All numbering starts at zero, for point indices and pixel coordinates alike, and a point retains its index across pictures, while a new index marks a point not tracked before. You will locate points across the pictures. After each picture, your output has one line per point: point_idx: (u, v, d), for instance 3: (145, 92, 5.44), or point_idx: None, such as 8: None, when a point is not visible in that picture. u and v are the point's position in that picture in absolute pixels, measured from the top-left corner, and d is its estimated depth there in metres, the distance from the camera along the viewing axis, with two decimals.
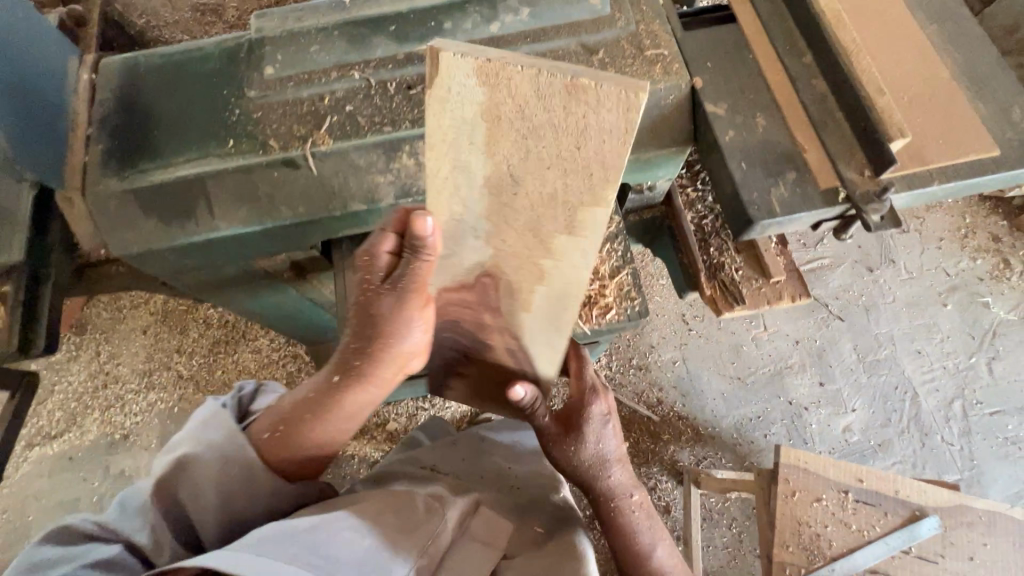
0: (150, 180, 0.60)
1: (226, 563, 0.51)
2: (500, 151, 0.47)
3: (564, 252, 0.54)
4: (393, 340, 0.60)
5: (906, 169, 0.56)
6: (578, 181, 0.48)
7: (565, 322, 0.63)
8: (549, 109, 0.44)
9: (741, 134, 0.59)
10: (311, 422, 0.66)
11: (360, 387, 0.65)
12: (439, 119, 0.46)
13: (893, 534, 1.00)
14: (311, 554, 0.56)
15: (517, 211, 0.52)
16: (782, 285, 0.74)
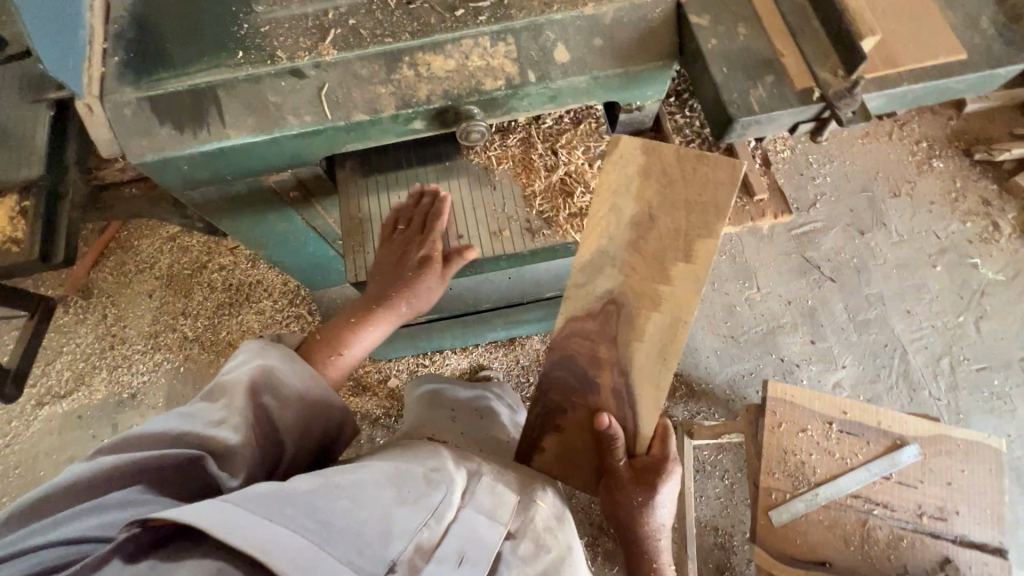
0: (164, 88, 0.63)
1: (204, 522, 0.44)
2: (645, 197, 0.62)
3: (680, 281, 0.63)
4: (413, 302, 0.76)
5: (877, 71, 0.59)
6: (696, 219, 0.61)
7: (673, 354, 0.66)
8: (681, 170, 0.60)
9: (724, 43, 0.62)
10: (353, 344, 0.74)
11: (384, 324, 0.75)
12: (608, 174, 0.62)
13: (874, 462, 1.05)
14: (305, 517, 0.49)
15: (649, 243, 0.63)
16: (765, 204, 0.77)
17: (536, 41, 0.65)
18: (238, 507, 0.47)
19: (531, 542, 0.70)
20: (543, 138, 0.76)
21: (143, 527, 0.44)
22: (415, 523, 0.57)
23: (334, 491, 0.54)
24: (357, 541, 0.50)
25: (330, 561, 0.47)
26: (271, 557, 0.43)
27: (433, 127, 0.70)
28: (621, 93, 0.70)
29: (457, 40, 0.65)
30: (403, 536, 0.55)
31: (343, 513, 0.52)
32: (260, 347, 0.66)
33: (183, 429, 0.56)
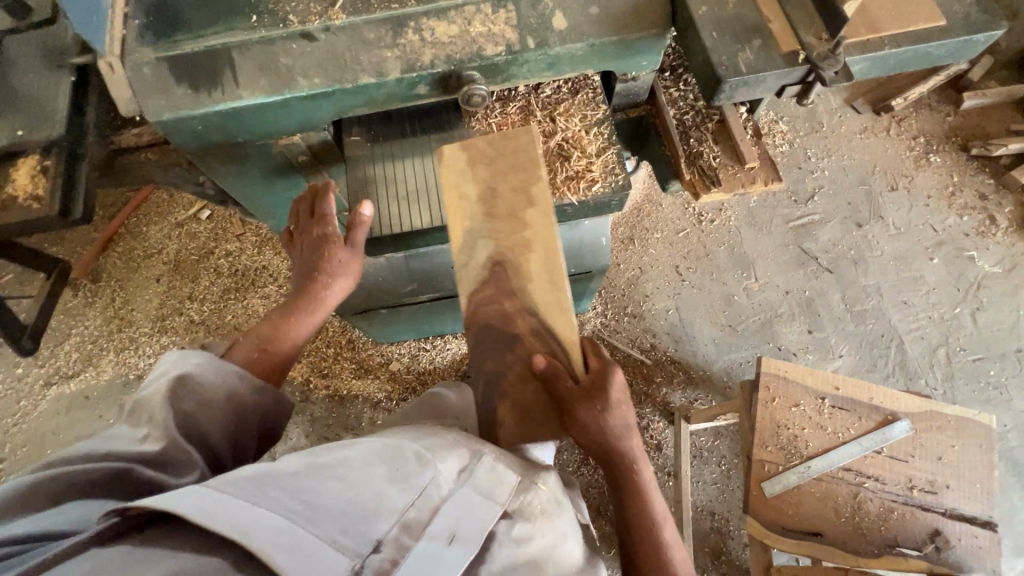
0: (182, 49, 0.67)
1: (191, 508, 0.43)
2: (478, 174, 0.74)
3: (536, 223, 0.73)
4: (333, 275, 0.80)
5: (859, 36, 0.62)
6: (515, 175, 0.73)
7: (561, 276, 0.73)
8: (490, 143, 0.73)
9: (714, 9, 0.65)
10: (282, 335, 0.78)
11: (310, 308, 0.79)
12: (447, 166, 0.74)
13: (866, 436, 1.07)
14: (287, 498, 0.47)
15: (498, 209, 0.74)
16: (756, 171, 0.81)
17: (536, 9, 0.69)
18: (214, 490, 0.45)
19: (528, 525, 0.60)
20: (541, 106, 0.78)
21: (121, 516, 0.43)
22: (403, 503, 0.53)
23: (320, 471, 0.51)
24: (342, 520, 0.48)
25: (312, 540, 0.45)
26: (250, 539, 0.42)
27: (436, 93, 0.73)
28: (618, 61, 0.73)
29: (459, 7, 0.69)
30: (389, 516, 0.51)
31: (328, 493, 0.49)
32: (181, 355, 0.66)
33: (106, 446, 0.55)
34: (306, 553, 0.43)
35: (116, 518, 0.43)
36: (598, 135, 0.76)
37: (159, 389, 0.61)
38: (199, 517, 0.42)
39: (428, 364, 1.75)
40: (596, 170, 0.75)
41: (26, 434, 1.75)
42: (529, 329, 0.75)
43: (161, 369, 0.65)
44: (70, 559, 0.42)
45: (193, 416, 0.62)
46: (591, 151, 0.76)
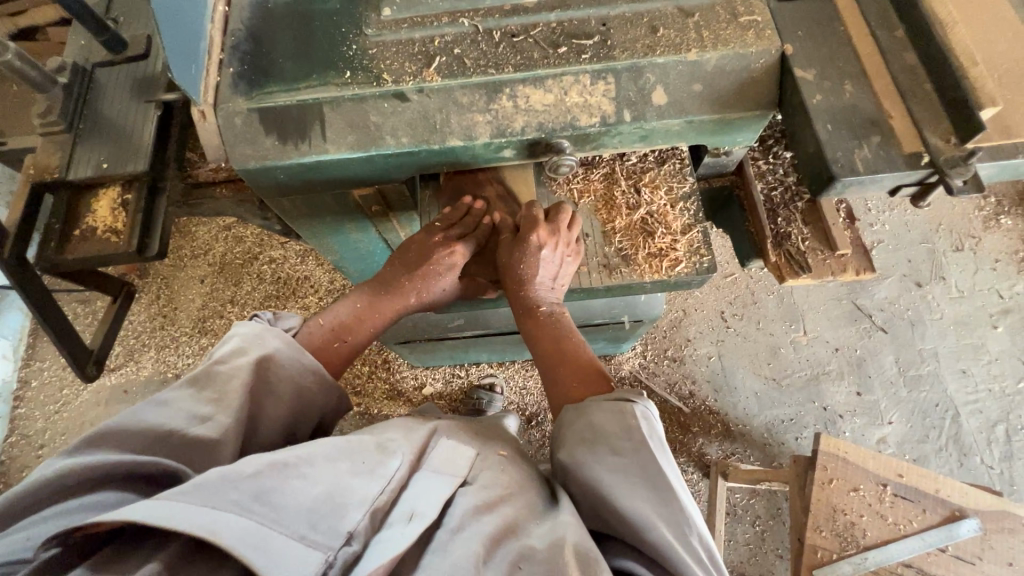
0: (276, 101, 0.66)
1: (154, 517, 0.43)
2: None
3: None
4: (424, 287, 0.79)
5: (992, 141, 0.57)
6: None
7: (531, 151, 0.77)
8: None
9: (829, 98, 0.62)
10: (356, 326, 0.81)
11: (396, 300, 0.82)
12: None
13: (930, 532, 1.00)
14: (253, 502, 0.48)
15: None
16: (847, 260, 0.77)
17: (636, 82, 0.65)
18: (170, 499, 0.45)
19: (490, 484, 0.61)
20: (626, 174, 0.76)
21: (65, 546, 0.44)
22: (370, 492, 0.54)
23: (282, 472, 0.51)
24: (310, 515, 0.49)
25: (281, 540, 0.46)
26: (216, 535, 0.44)
27: (522, 156, 0.71)
28: (712, 137, 0.70)
29: (558, 76, 0.65)
30: (360, 506, 0.53)
31: (295, 493, 0.50)
32: (259, 331, 0.67)
33: (169, 428, 0.55)
34: (276, 550, 0.45)
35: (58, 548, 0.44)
36: (683, 211, 0.74)
37: (242, 370, 0.62)
38: (158, 523, 0.43)
39: (461, 391, 1.74)
40: (680, 250, 0.73)
41: (66, 422, 1.77)
42: (497, 195, 0.77)
43: (241, 342, 0.65)
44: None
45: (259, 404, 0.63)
46: (676, 229, 0.73)
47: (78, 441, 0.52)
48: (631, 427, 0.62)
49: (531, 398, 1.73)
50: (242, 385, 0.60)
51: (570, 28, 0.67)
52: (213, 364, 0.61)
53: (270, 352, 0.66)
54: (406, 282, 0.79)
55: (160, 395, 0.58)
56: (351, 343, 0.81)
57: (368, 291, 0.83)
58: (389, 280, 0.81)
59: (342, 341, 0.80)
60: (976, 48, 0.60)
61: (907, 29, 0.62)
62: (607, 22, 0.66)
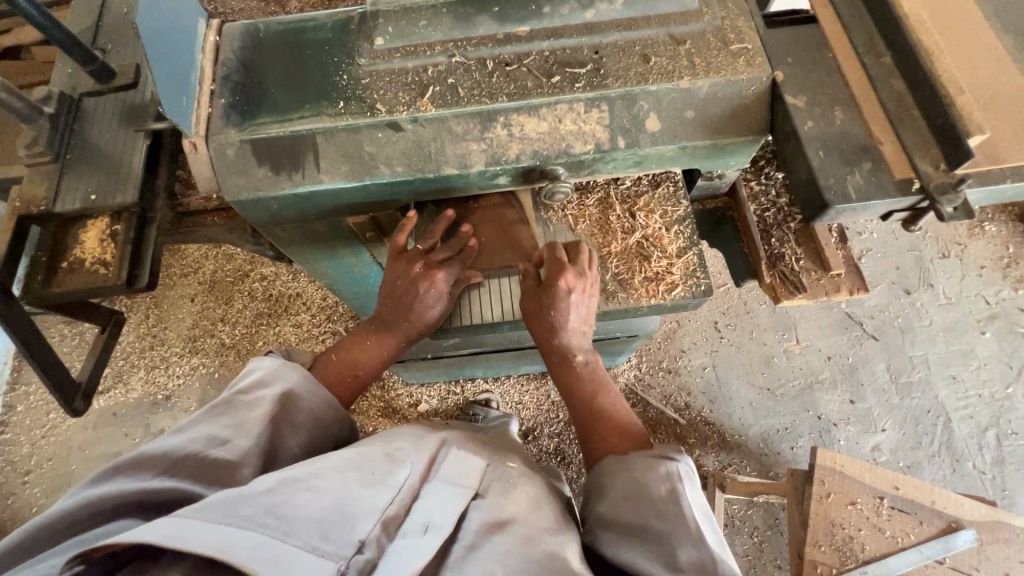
0: (269, 133, 0.65)
1: (165, 538, 0.42)
2: None
3: None
4: (421, 315, 0.74)
5: (981, 166, 0.58)
6: None
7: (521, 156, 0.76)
8: None
9: (820, 125, 0.63)
10: (362, 357, 0.78)
11: (400, 333, 0.77)
12: None
13: (927, 544, 1.01)
14: (265, 515, 0.47)
15: None
16: (841, 279, 0.78)
17: (629, 109, 0.66)
18: (181, 519, 0.44)
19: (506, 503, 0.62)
20: (620, 199, 0.76)
21: (86, 565, 0.43)
22: (380, 503, 0.55)
23: (290, 485, 0.51)
24: (320, 526, 0.48)
25: (293, 550, 0.45)
26: (228, 553, 0.42)
27: (517, 183, 0.71)
28: (706, 161, 0.70)
29: (552, 104, 0.65)
30: (369, 516, 0.53)
31: (304, 505, 0.49)
32: (278, 365, 0.66)
33: (190, 449, 0.54)
34: (290, 561, 0.44)
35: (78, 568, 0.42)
36: (678, 234, 0.74)
37: (265, 401, 0.61)
38: (170, 544, 0.41)
39: (457, 408, 1.73)
40: (677, 273, 0.73)
41: (55, 446, 1.74)
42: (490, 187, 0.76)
43: (264, 374, 0.64)
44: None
45: (279, 435, 0.62)
46: (672, 253, 0.74)
47: (103, 470, 0.51)
48: (679, 493, 0.59)
49: (527, 413, 1.73)
50: (265, 417, 0.60)
51: (564, 56, 0.67)
52: (237, 394, 0.61)
53: (292, 385, 0.65)
54: (401, 318, 0.75)
55: (185, 423, 0.57)
56: (362, 377, 0.78)
57: (373, 326, 0.78)
58: (387, 317, 0.76)
59: (354, 378, 0.77)
60: (960, 75, 0.61)
61: (895, 55, 0.63)
62: (600, 50, 0.67)
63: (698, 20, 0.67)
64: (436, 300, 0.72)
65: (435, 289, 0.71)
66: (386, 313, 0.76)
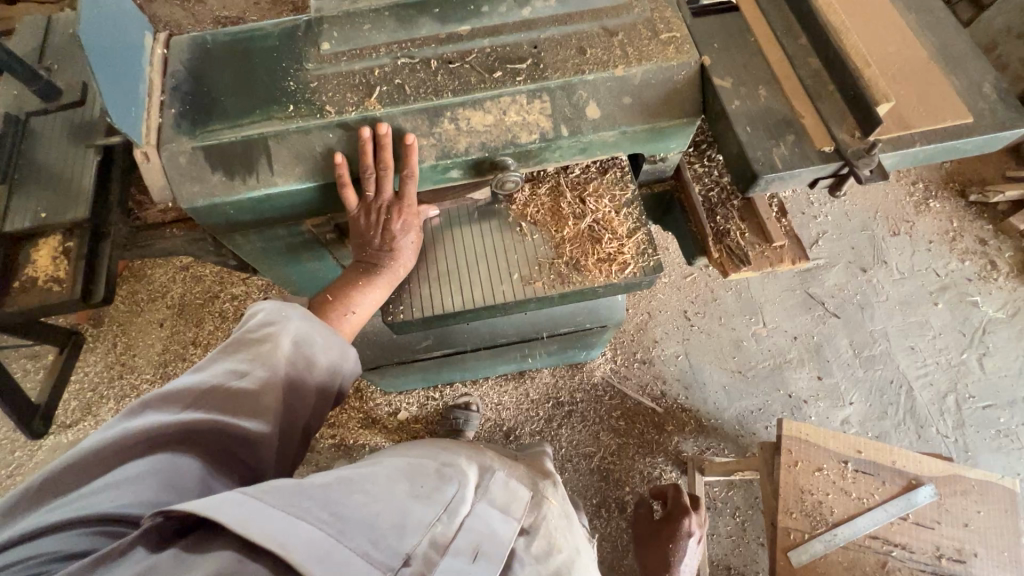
0: (220, 139, 0.67)
1: (236, 519, 0.44)
2: None
3: None
4: (401, 239, 0.74)
5: (891, 132, 0.63)
6: None
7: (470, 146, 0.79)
8: None
9: (746, 103, 0.67)
10: (354, 294, 0.73)
11: (386, 264, 0.74)
12: None
13: (892, 502, 1.06)
14: (322, 510, 0.49)
15: None
16: (784, 250, 0.82)
17: (570, 98, 0.69)
18: (251, 500, 0.46)
19: (544, 541, 0.70)
20: (571, 186, 0.79)
21: (165, 517, 0.44)
22: (428, 517, 0.56)
23: (348, 486, 0.53)
24: (371, 533, 0.50)
25: (346, 552, 0.46)
26: (286, 549, 0.43)
27: (469, 176, 0.73)
28: (647, 145, 0.74)
29: (495, 97, 0.68)
30: (417, 530, 0.54)
31: (358, 508, 0.51)
32: (282, 304, 0.63)
33: (208, 386, 0.55)
34: (341, 565, 0.45)
35: (158, 518, 0.43)
36: (628, 215, 0.77)
37: (276, 336, 0.60)
38: (237, 528, 0.43)
39: (437, 413, 1.73)
40: (628, 252, 0.76)
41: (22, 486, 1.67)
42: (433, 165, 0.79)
43: (268, 314, 0.62)
44: (119, 561, 0.42)
45: (294, 371, 0.61)
46: (623, 233, 0.76)
47: (132, 406, 0.53)
48: None
49: (507, 414, 1.75)
50: (277, 356, 0.59)
51: (504, 53, 0.70)
52: (248, 332, 0.60)
53: (301, 321, 0.63)
54: (385, 255, 0.74)
55: (204, 363, 0.58)
56: (358, 314, 0.74)
57: (358, 268, 0.75)
58: (370, 249, 0.74)
59: (345, 317, 0.73)
60: (867, 52, 0.66)
61: (809, 36, 0.68)
62: (538, 44, 0.70)
63: (628, 13, 0.71)
64: (408, 227, 0.74)
65: (415, 228, 0.75)
66: (366, 251, 0.75)
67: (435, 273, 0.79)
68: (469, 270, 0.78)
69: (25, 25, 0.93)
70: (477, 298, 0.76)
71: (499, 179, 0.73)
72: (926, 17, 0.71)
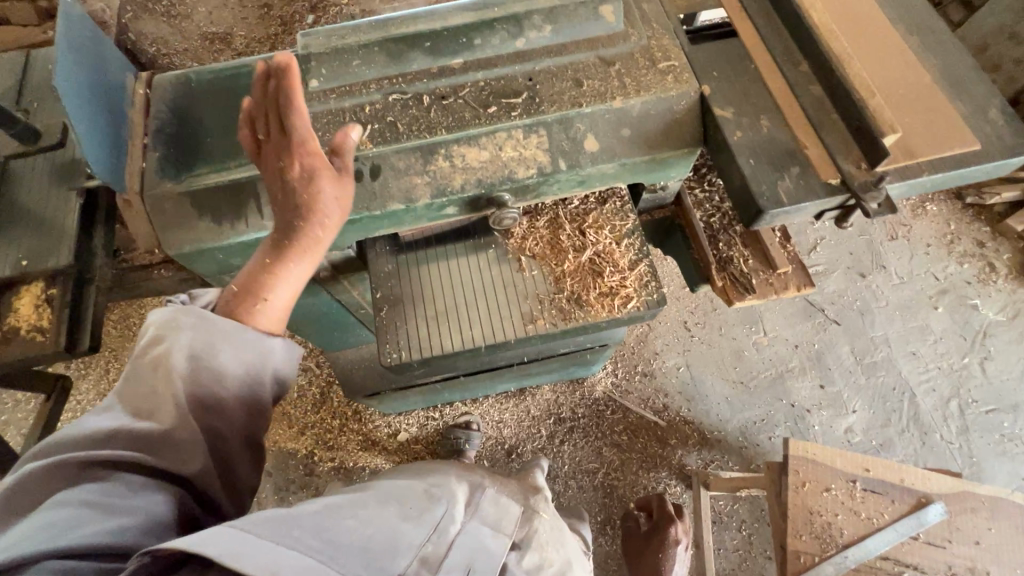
0: (207, 183, 0.64)
1: (228, 550, 0.42)
2: None
3: None
4: (304, 180, 0.58)
5: (899, 161, 0.61)
6: None
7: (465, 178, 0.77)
8: None
9: (748, 134, 0.65)
10: (262, 272, 0.59)
11: (292, 223, 0.59)
12: None
13: (901, 521, 1.04)
14: (313, 538, 0.47)
15: None
16: (788, 276, 0.80)
17: (567, 132, 0.67)
18: (239, 530, 0.44)
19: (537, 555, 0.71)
20: (570, 218, 0.77)
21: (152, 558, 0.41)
22: (417, 539, 0.57)
23: (335, 512, 0.52)
24: (363, 557, 0.49)
25: None
26: None
27: (465, 212, 0.71)
28: (647, 175, 0.72)
29: (491, 133, 0.67)
30: (408, 551, 0.55)
31: (348, 533, 0.51)
32: (171, 313, 0.56)
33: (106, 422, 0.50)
34: None
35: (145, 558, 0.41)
36: (629, 246, 0.75)
37: (170, 349, 0.54)
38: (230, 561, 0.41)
39: (437, 433, 1.71)
40: (631, 286, 0.74)
41: None
42: None
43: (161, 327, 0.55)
44: None
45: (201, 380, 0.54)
46: (624, 266, 0.74)
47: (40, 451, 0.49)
48: None
49: (508, 431, 1.73)
50: (171, 372, 0.52)
51: (498, 86, 0.68)
52: (145, 350, 0.54)
53: (197, 324, 0.56)
54: (291, 214, 0.59)
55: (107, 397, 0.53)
56: (267, 299, 0.59)
57: (268, 241, 0.60)
58: (278, 212, 0.59)
59: (255, 302, 0.59)
60: (871, 79, 0.65)
61: (810, 62, 0.66)
62: (533, 77, 0.68)
63: (624, 41, 0.70)
64: (312, 166, 0.59)
65: (329, 178, 0.59)
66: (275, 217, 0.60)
67: (432, 312, 0.76)
68: (467, 307, 0.76)
69: (3, 61, 0.90)
70: (476, 336, 0.74)
71: (495, 214, 0.71)
72: (928, 39, 0.70)
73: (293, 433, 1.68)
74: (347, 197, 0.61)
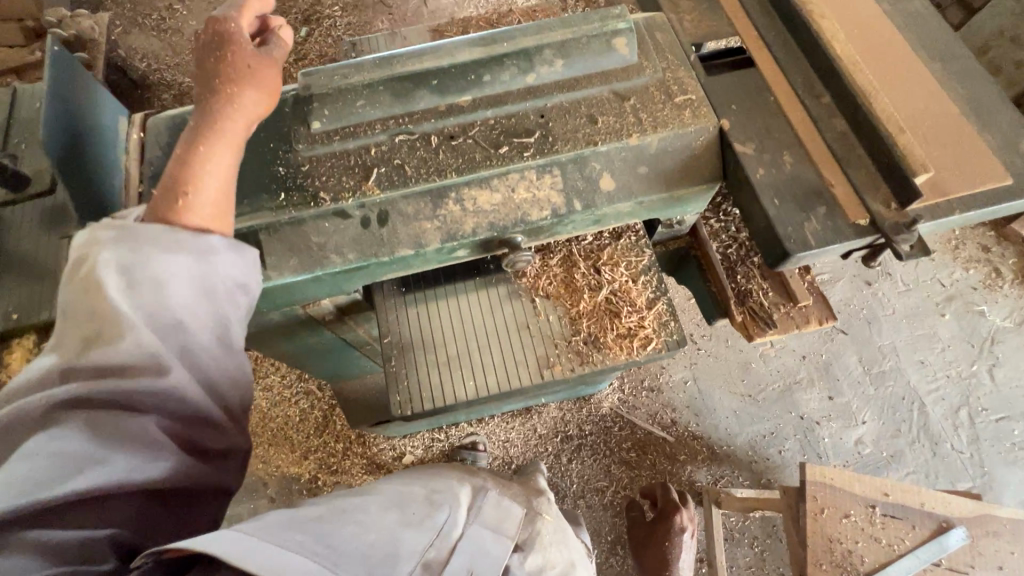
0: None
1: (229, 550, 0.41)
2: None
3: None
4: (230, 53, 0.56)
5: (928, 200, 0.59)
6: None
7: None
8: None
9: (771, 171, 0.62)
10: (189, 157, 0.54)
11: (219, 100, 0.55)
12: None
13: (922, 547, 1.02)
14: (316, 543, 0.46)
15: None
16: (809, 309, 0.77)
17: (582, 171, 0.65)
18: (241, 532, 0.43)
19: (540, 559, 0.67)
20: (584, 255, 0.74)
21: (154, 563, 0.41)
22: (421, 544, 0.54)
23: (339, 517, 0.51)
24: (365, 562, 0.48)
25: None
26: None
27: (476, 253, 0.68)
28: (664, 212, 0.69)
29: (503, 174, 0.64)
30: (410, 557, 0.52)
31: (350, 538, 0.49)
32: (91, 231, 0.49)
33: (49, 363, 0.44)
34: None
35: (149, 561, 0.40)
36: (646, 284, 0.73)
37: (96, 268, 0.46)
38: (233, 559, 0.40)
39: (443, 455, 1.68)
40: (649, 326, 0.72)
41: None
42: None
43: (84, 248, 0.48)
44: None
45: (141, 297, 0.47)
46: (642, 305, 0.72)
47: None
48: None
49: (515, 451, 1.70)
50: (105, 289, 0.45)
51: (509, 125, 0.65)
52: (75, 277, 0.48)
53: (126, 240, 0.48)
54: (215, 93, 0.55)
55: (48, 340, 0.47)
56: (200, 181, 0.53)
57: (184, 134, 0.55)
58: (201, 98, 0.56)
59: (182, 196, 0.52)
60: (897, 112, 0.62)
61: (833, 94, 0.64)
62: (545, 113, 0.65)
63: (639, 74, 0.67)
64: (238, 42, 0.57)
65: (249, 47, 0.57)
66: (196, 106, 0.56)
67: (444, 357, 0.74)
68: (480, 349, 0.74)
69: None
70: (490, 382, 0.72)
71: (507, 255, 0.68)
72: (952, 66, 0.67)
73: (296, 458, 1.65)
74: (270, 78, 0.58)
